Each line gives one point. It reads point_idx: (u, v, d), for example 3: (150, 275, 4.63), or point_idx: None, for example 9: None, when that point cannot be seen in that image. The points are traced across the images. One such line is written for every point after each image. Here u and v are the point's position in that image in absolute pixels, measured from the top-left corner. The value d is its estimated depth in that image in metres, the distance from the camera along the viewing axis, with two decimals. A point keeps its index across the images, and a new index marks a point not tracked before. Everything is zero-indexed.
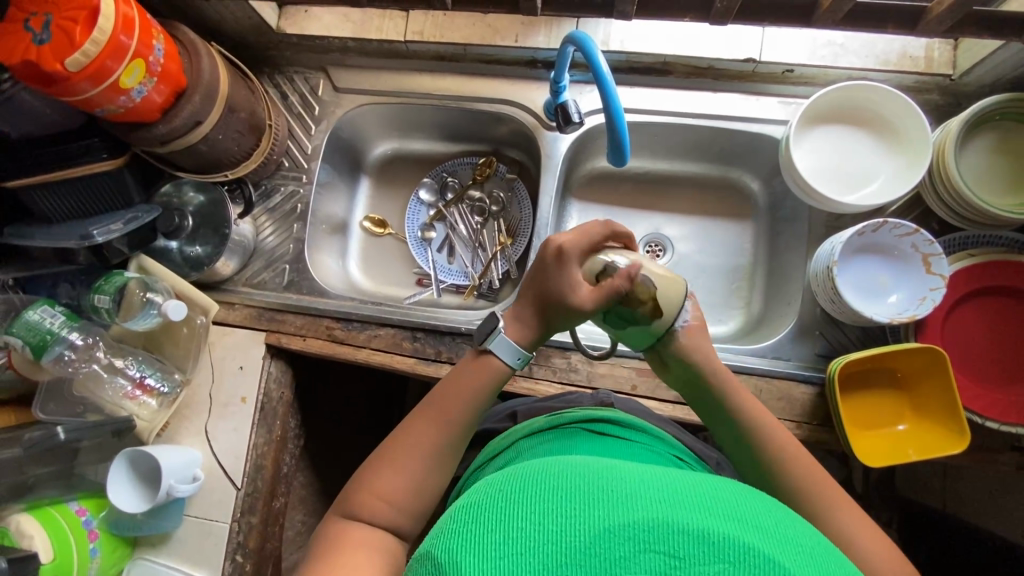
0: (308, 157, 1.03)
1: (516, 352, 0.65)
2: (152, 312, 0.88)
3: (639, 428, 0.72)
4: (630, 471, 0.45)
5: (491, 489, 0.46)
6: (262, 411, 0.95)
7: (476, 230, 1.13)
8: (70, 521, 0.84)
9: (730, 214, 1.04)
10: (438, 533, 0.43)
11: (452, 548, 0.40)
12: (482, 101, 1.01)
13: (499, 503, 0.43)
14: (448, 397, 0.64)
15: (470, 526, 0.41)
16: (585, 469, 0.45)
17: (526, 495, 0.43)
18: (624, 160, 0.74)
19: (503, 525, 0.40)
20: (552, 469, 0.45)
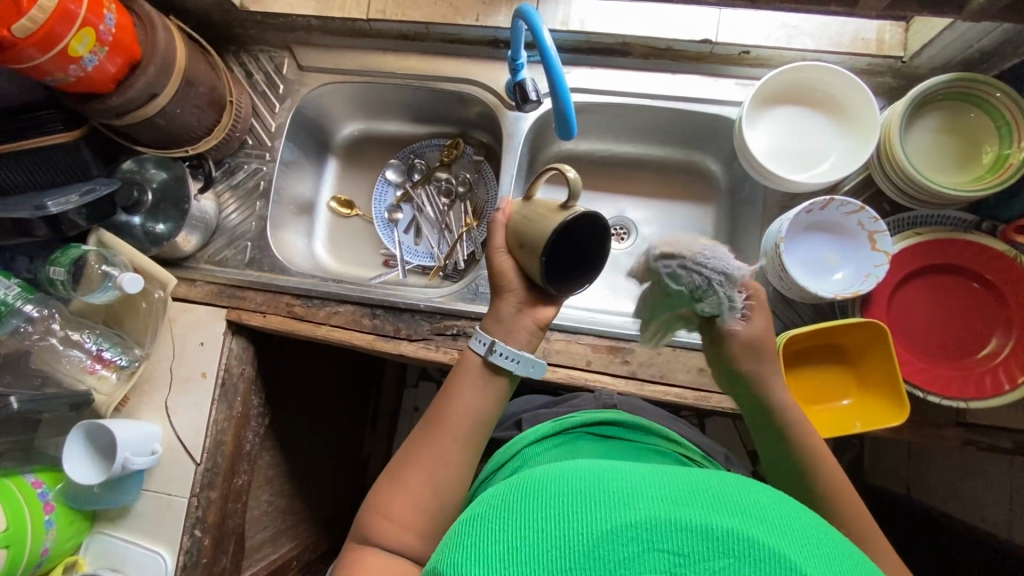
0: (272, 135, 1.03)
1: (480, 338, 0.65)
2: (110, 285, 0.88)
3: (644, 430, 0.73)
4: (631, 470, 0.44)
5: (496, 499, 0.45)
6: (222, 387, 0.95)
7: (442, 212, 1.13)
8: (26, 493, 0.85)
9: (693, 197, 1.06)
10: (443, 547, 0.43)
11: (457, 560, 0.40)
12: (445, 81, 1.01)
13: (503, 514, 0.42)
14: (446, 415, 0.64)
15: (476, 537, 0.41)
16: (587, 472, 0.44)
17: (530, 504, 0.42)
18: (574, 134, 0.75)
19: (507, 537, 0.40)
20: (554, 473, 0.45)
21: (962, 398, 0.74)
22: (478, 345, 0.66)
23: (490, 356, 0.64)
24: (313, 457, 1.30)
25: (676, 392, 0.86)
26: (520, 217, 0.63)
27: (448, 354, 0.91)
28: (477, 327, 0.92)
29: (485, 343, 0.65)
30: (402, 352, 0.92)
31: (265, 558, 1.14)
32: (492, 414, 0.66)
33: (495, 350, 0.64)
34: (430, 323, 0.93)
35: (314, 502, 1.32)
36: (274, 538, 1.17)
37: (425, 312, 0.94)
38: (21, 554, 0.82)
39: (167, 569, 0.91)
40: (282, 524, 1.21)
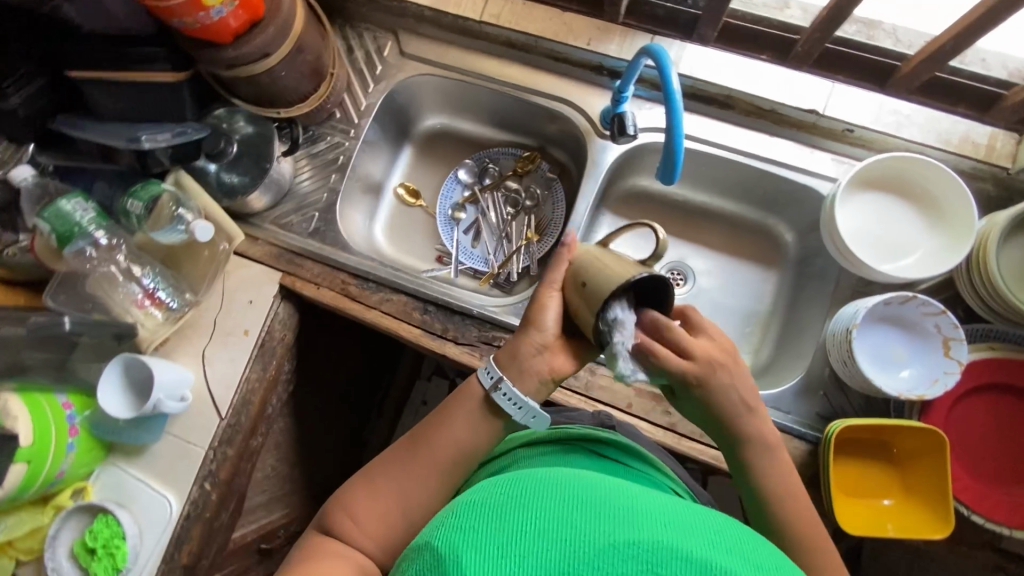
0: (360, 113, 1.05)
1: (489, 371, 0.64)
2: (179, 229, 0.89)
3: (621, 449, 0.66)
4: (640, 492, 0.42)
5: (494, 489, 0.43)
6: (261, 347, 0.96)
7: (506, 220, 1.14)
8: (56, 412, 0.85)
9: (758, 261, 1.06)
10: (437, 525, 0.41)
11: (452, 538, 0.38)
12: (541, 95, 1.01)
13: (503, 504, 0.40)
14: (432, 433, 0.65)
15: (473, 521, 0.39)
16: (594, 483, 0.42)
17: (532, 500, 0.40)
18: (674, 179, 0.74)
19: (504, 526, 0.38)
20: (557, 478, 0.43)
21: (1006, 524, 0.73)
22: (485, 377, 0.65)
23: (494, 392, 0.63)
24: (321, 431, 1.30)
25: (713, 454, 0.84)
26: (593, 258, 0.62)
27: None
28: None
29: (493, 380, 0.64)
30: (445, 352, 0.92)
31: (256, 522, 1.14)
32: (479, 449, 0.65)
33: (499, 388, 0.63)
34: (478, 330, 0.93)
35: (311, 476, 1.32)
36: (268, 504, 1.17)
37: (476, 318, 0.93)
38: (39, 470, 0.82)
39: (171, 514, 0.92)
40: (279, 492, 1.21)
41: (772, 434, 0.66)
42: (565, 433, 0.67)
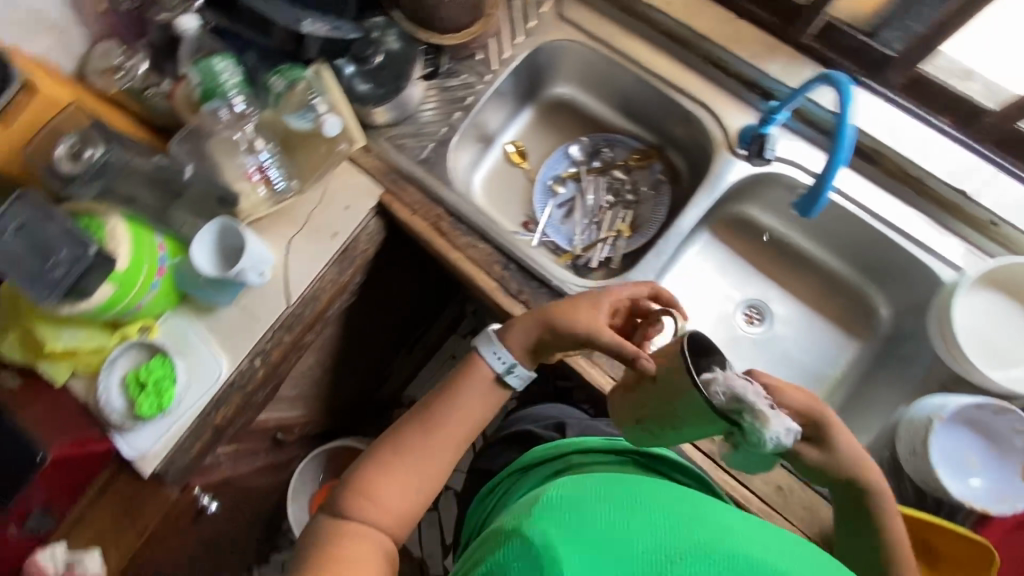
0: (501, 61, 1.05)
1: (499, 354, 0.76)
2: (309, 117, 0.92)
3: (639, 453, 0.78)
4: (676, 504, 0.53)
5: (580, 492, 0.53)
6: (344, 252, 0.99)
7: (602, 207, 1.12)
8: (152, 249, 0.88)
9: (843, 326, 1.03)
10: (534, 516, 0.50)
11: (561, 533, 0.47)
12: (684, 95, 0.99)
13: (596, 510, 0.50)
14: (448, 414, 0.74)
15: (573, 518, 0.49)
16: (665, 499, 0.53)
17: (621, 510, 0.50)
18: (809, 214, 0.82)
19: (605, 530, 0.48)
20: (635, 492, 0.53)
21: None
22: (494, 358, 0.76)
23: (504, 373, 0.76)
24: (359, 349, 1.35)
25: (745, 496, 0.83)
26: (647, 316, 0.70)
27: None
28: None
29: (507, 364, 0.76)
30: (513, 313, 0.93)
31: (278, 411, 1.19)
32: (485, 417, 0.76)
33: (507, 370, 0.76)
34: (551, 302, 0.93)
35: (332, 387, 1.36)
36: (292, 398, 1.22)
37: (554, 289, 0.94)
38: (124, 296, 0.86)
39: (220, 377, 0.97)
40: (304, 392, 1.25)
41: (845, 440, 0.70)
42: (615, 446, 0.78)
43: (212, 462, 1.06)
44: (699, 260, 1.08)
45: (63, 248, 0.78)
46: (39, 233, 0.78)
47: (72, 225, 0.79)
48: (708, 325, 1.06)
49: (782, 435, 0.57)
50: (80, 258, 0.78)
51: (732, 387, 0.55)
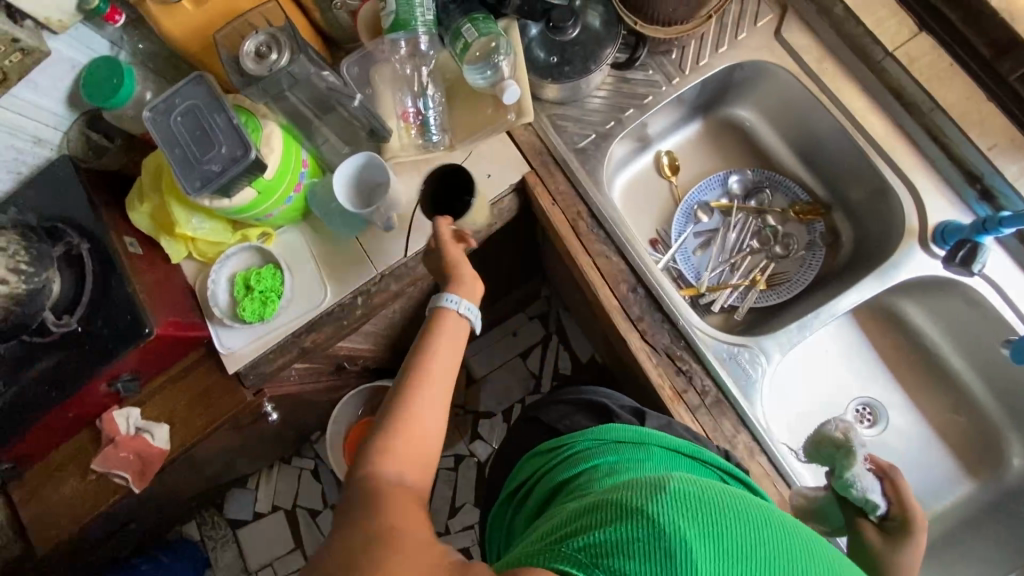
0: (695, 67, 0.96)
1: (453, 299, 0.79)
2: (487, 74, 0.86)
3: (722, 468, 0.73)
4: (783, 526, 0.54)
5: (693, 487, 0.53)
6: (473, 219, 0.95)
7: (742, 249, 1.04)
8: (295, 161, 0.88)
9: (964, 462, 0.95)
10: (651, 498, 0.51)
11: (682, 531, 0.49)
12: (888, 165, 0.88)
13: (709, 510, 0.51)
14: (430, 366, 0.74)
15: (690, 514, 0.50)
16: (766, 514, 0.54)
17: (733, 518, 0.51)
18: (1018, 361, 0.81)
19: (718, 536, 0.50)
20: (739, 502, 0.54)
21: None
22: (450, 304, 0.79)
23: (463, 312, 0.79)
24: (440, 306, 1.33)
25: None
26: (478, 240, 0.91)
27: (661, 381, 0.85)
28: (705, 383, 0.86)
29: (458, 305, 0.78)
30: (628, 339, 0.87)
31: (353, 343, 1.20)
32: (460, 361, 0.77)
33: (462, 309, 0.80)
34: (670, 340, 0.87)
35: (403, 333, 1.36)
36: (368, 335, 1.22)
37: (676, 329, 0.88)
38: (261, 203, 0.86)
39: (320, 304, 0.97)
40: (380, 332, 1.26)
41: (914, 551, 0.70)
42: (663, 441, 0.71)
43: (285, 377, 1.08)
44: (826, 342, 1.00)
45: (224, 144, 0.77)
46: (205, 121, 0.77)
47: (238, 122, 0.77)
48: (815, 409, 0.98)
49: (861, 489, 0.71)
50: (236, 159, 0.77)
51: (845, 429, 0.75)
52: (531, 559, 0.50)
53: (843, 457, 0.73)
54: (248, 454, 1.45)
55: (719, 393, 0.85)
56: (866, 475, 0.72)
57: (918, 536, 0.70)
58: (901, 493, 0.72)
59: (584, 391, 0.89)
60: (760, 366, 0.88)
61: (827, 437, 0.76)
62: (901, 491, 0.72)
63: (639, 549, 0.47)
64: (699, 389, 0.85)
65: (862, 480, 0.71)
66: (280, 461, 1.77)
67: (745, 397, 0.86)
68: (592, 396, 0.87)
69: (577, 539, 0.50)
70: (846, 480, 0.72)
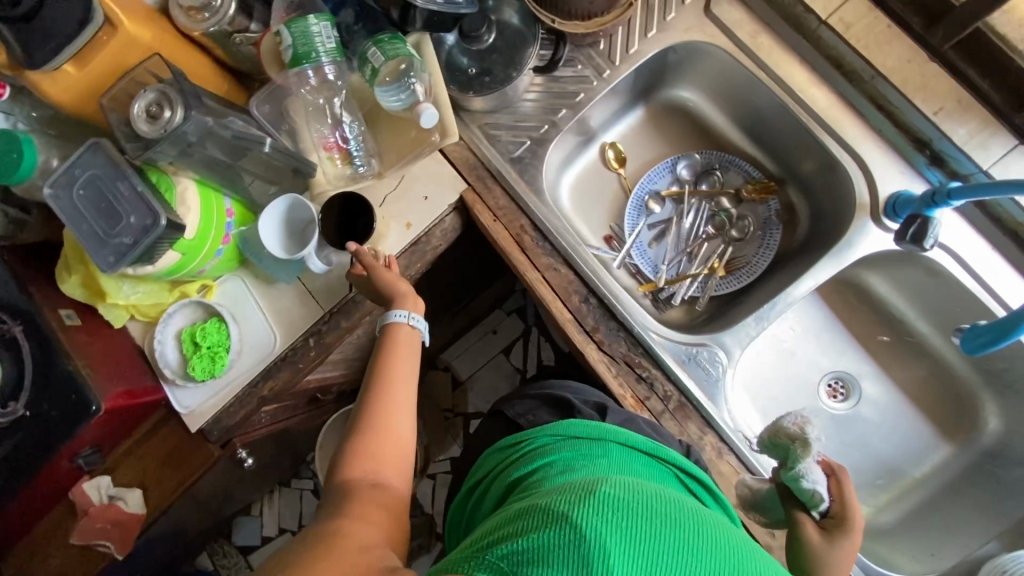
0: (626, 56, 0.91)
1: (402, 314, 0.78)
2: (401, 96, 0.82)
3: (682, 468, 0.66)
4: (729, 534, 0.48)
5: (628, 492, 0.47)
6: (416, 245, 0.90)
7: (698, 237, 1.00)
8: (219, 212, 0.84)
9: (941, 428, 0.94)
10: (577, 504, 0.45)
11: (609, 540, 0.42)
12: (833, 139, 0.85)
13: (643, 516, 0.45)
14: (389, 383, 0.73)
15: (620, 521, 0.44)
16: (712, 525, 0.48)
17: (669, 525, 0.45)
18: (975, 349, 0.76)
19: (650, 546, 0.43)
20: (682, 509, 0.48)
21: None
22: (401, 319, 0.78)
23: (411, 322, 0.79)
24: None
25: None
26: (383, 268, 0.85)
27: (622, 390, 0.83)
28: (666, 387, 0.84)
29: (407, 318, 0.78)
30: (584, 352, 0.85)
31: (322, 374, 1.16)
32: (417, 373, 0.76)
33: (412, 322, 0.79)
34: (626, 348, 0.85)
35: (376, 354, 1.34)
36: (337, 366, 1.20)
37: (632, 335, 0.85)
38: (188, 263, 0.83)
39: (272, 351, 0.94)
40: (350, 359, 1.23)
41: (848, 548, 0.66)
42: (621, 437, 0.65)
43: (255, 422, 1.06)
44: (790, 323, 0.98)
45: (132, 214, 0.73)
46: (109, 190, 0.74)
47: (142, 189, 0.73)
48: (786, 392, 0.96)
49: (810, 481, 0.67)
50: (147, 229, 0.73)
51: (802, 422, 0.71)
52: (450, 565, 0.45)
53: (797, 448, 0.68)
54: (242, 488, 1.45)
55: (681, 396, 0.84)
56: (814, 468, 0.67)
57: (853, 539, 0.66)
58: (844, 491, 0.69)
59: (550, 385, 0.85)
60: (720, 363, 0.87)
61: (782, 430, 0.71)
62: (842, 488, 0.69)
63: (559, 556, 0.41)
64: (660, 395, 0.83)
65: (811, 474, 0.67)
66: (280, 485, 1.77)
67: (708, 396, 0.84)
68: (557, 390, 0.82)
69: (497, 546, 0.44)
70: (797, 472, 0.67)
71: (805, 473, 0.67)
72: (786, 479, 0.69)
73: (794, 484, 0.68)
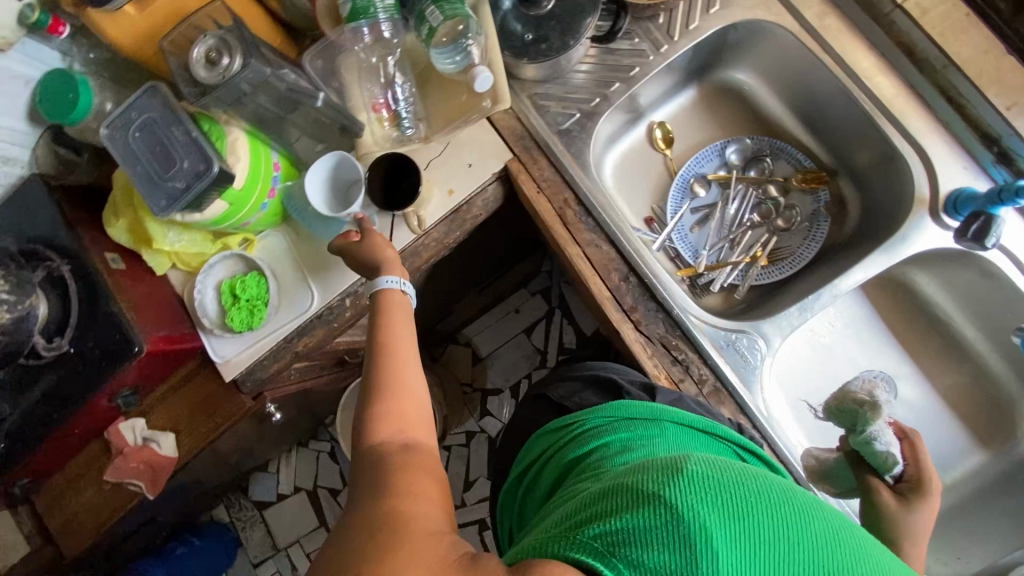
0: (685, 32, 0.90)
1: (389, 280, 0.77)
2: (456, 57, 0.80)
3: (740, 445, 0.67)
4: (820, 503, 0.48)
5: (716, 467, 0.46)
6: (457, 213, 0.90)
7: (742, 224, 0.98)
8: (266, 163, 0.84)
9: (978, 434, 0.91)
10: (667, 480, 0.44)
11: (706, 514, 0.42)
12: (896, 129, 0.82)
13: (736, 489, 0.44)
14: (387, 358, 0.71)
15: (716, 496, 0.43)
16: (803, 495, 0.47)
17: (763, 496, 0.45)
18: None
19: (749, 519, 0.43)
20: (771, 481, 0.47)
21: None
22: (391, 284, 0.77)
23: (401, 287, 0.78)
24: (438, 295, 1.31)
25: None
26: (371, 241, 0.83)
27: (657, 371, 0.82)
28: (702, 372, 0.83)
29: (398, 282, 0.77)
30: (621, 331, 0.84)
31: (351, 337, 1.17)
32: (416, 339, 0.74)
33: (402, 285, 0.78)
34: (664, 330, 0.84)
35: None
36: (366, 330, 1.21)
37: (671, 318, 0.85)
38: (235, 213, 0.83)
39: (309, 308, 0.95)
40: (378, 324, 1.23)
41: (927, 512, 0.65)
42: (675, 416, 0.65)
43: (284, 378, 1.07)
44: (829, 318, 0.96)
45: (186, 159, 0.74)
46: (163, 135, 0.74)
47: (197, 134, 0.74)
48: (820, 387, 0.94)
49: (883, 443, 0.67)
50: (200, 174, 0.74)
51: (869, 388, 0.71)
52: (545, 548, 0.45)
53: (867, 411, 0.68)
54: (264, 444, 1.47)
55: (716, 382, 0.83)
56: (885, 432, 0.67)
57: (931, 502, 0.66)
58: (917, 454, 0.69)
59: (590, 366, 0.85)
60: (758, 352, 0.85)
61: (849, 396, 0.71)
62: (915, 453, 0.69)
63: (661, 539, 0.41)
64: (695, 379, 0.83)
65: (881, 436, 0.67)
66: (298, 446, 1.80)
67: (744, 384, 0.83)
68: (601, 372, 0.82)
69: (591, 527, 0.44)
70: (868, 435, 0.67)
71: (875, 436, 0.67)
72: (856, 443, 0.68)
73: (865, 447, 0.68)
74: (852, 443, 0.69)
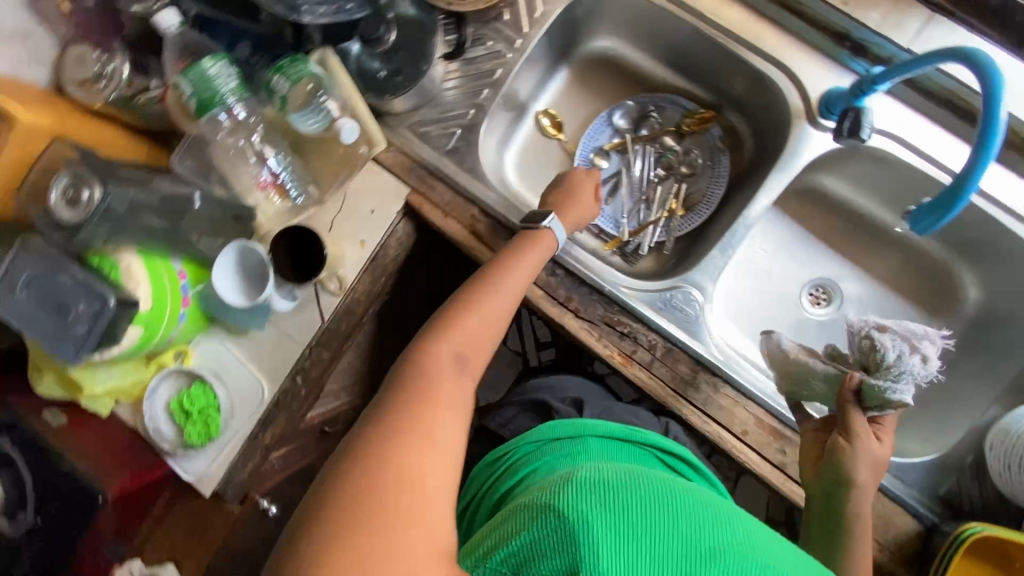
0: (532, 21, 0.92)
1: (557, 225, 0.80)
2: (317, 118, 0.79)
3: (659, 448, 0.68)
4: (708, 500, 0.50)
5: (606, 472, 0.49)
6: (373, 261, 0.90)
7: (650, 182, 1.00)
8: (171, 278, 0.80)
9: (925, 307, 0.94)
10: (562, 490, 0.47)
11: (592, 512, 0.44)
12: (752, 53, 0.85)
13: (622, 488, 0.47)
14: (513, 276, 0.73)
15: (601, 496, 0.46)
16: (689, 492, 0.50)
17: (647, 493, 0.47)
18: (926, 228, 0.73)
19: (632, 514, 0.45)
20: (658, 481, 0.50)
21: None
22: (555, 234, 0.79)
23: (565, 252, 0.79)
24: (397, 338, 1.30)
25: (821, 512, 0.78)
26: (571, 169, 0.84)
27: (608, 350, 0.83)
28: (650, 337, 0.84)
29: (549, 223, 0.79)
30: (563, 324, 0.85)
31: (322, 408, 1.15)
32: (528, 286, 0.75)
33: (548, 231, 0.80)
34: (604, 309, 0.85)
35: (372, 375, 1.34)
36: (336, 396, 1.20)
37: (605, 296, 0.85)
38: (153, 334, 0.80)
39: (261, 398, 0.94)
40: (346, 386, 1.22)
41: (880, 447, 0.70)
42: (603, 430, 0.67)
43: (266, 471, 1.05)
44: (757, 244, 0.98)
45: (80, 302, 0.71)
46: (50, 287, 0.71)
47: (83, 275, 0.71)
48: (771, 311, 0.96)
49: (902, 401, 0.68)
50: (99, 313, 0.72)
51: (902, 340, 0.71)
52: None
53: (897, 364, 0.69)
54: None
55: (667, 342, 0.84)
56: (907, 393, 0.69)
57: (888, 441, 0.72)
58: None
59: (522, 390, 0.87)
60: (696, 302, 0.87)
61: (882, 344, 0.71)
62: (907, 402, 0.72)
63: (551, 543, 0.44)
64: (646, 345, 0.84)
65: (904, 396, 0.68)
66: None
67: (693, 336, 0.85)
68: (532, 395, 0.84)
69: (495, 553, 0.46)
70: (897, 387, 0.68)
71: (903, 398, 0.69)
72: (871, 394, 0.70)
73: (882, 399, 0.69)
74: (863, 389, 0.71)
